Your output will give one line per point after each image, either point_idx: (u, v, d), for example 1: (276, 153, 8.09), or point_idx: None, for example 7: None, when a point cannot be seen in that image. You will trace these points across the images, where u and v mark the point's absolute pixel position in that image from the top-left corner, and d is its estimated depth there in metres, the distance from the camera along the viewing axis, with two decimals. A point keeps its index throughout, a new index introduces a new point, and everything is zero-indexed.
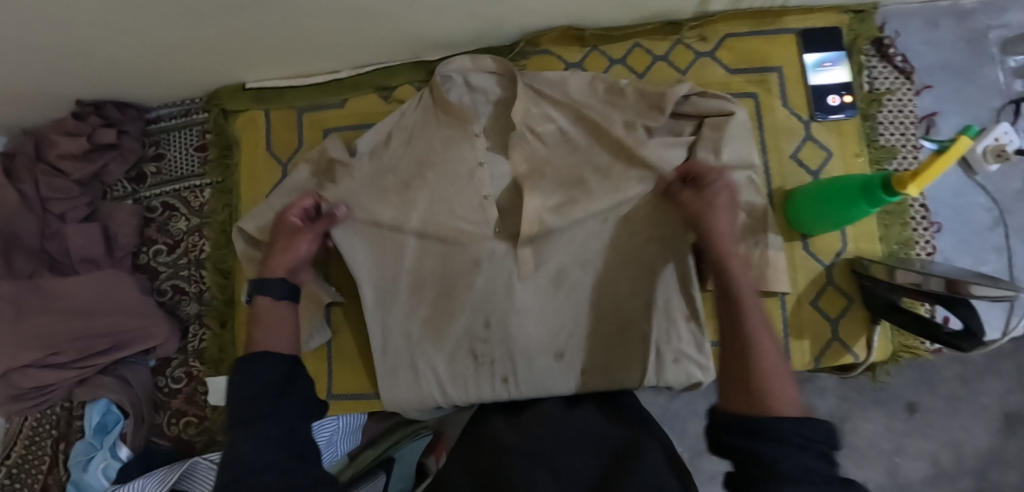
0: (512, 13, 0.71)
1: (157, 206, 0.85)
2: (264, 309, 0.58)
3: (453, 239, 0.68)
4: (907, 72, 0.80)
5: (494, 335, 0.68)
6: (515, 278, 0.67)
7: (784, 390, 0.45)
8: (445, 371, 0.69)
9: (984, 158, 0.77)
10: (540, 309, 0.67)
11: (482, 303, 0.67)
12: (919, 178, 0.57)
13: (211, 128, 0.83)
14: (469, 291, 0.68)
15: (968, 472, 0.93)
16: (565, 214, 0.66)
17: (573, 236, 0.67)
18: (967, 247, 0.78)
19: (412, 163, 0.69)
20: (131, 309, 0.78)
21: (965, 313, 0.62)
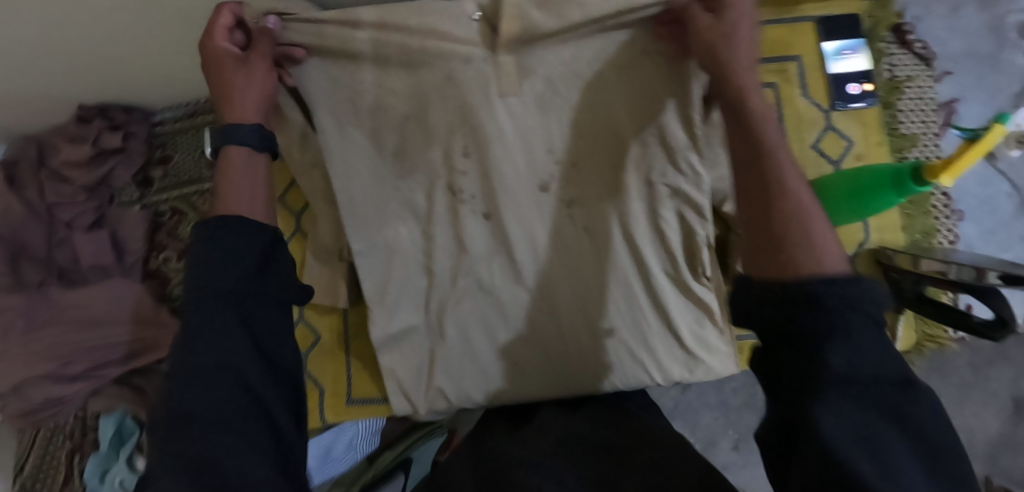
0: None
1: (165, 210, 0.83)
2: (237, 162, 0.48)
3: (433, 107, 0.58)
4: (928, 59, 0.79)
5: (474, 165, 0.59)
6: (495, 94, 0.57)
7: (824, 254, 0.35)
8: (425, 233, 0.62)
9: (1006, 145, 0.76)
10: (523, 136, 0.58)
11: (451, 126, 0.58)
12: (952, 168, 0.56)
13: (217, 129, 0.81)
14: (446, 119, 0.58)
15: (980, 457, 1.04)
16: (561, 23, 0.54)
17: (556, 56, 0.56)
18: (991, 237, 0.77)
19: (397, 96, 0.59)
20: (144, 318, 0.77)
21: (996, 302, 0.61)
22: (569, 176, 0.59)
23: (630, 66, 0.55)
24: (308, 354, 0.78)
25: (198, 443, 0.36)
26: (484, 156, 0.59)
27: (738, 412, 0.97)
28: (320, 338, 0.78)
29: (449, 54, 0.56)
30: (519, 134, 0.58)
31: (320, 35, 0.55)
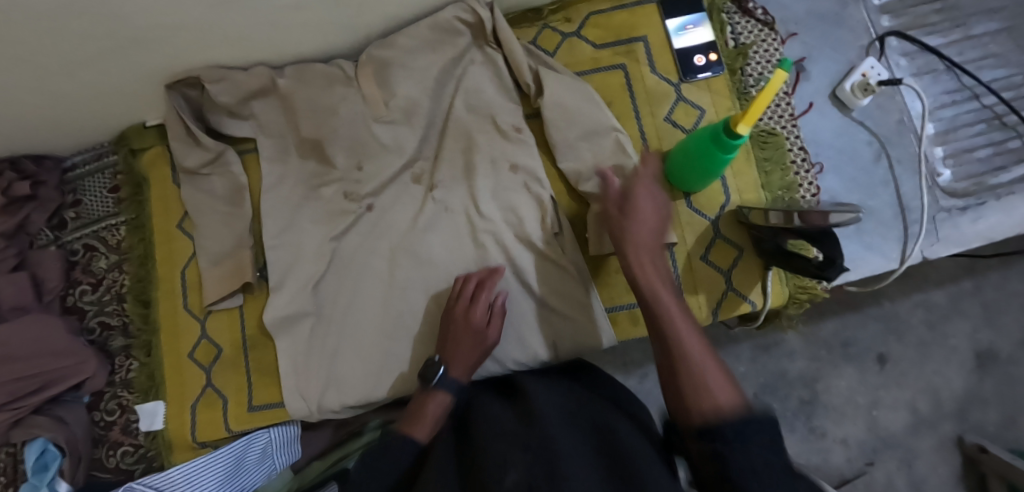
0: (375, 18, 0.77)
1: (78, 249, 0.88)
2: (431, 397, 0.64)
3: (318, 117, 0.80)
4: (770, 23, 0.82)
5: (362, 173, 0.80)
6: (372, 118, 0.79)
7: (717, 386, 0.50)
8: (328, 227, 0.80)
9: (854, 95, 0.79)
10: (395, 139, 0.80)
11: (337, 134, 0.80)
12: (749, 114, 0.58)
13: (122, 169, 0.87)
14: (331, 129, 0.80)
15: (947, 414, 1.20)
16: (402, 53, 0.77)
17: (409, 70, 0.78)
18: (855, 185, 0.79)
19: (299, 115, 0.80)
20: (59, 350, 0.81)
21: (827, 243, 0.63)
22: (438, 170, 0.80)
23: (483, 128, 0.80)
24: (213, 368, 0.82)
25: None
26: (362, 157, 0.80)
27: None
28: (223, 351, 0.82)
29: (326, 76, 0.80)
30: (393, 132, 0.80)
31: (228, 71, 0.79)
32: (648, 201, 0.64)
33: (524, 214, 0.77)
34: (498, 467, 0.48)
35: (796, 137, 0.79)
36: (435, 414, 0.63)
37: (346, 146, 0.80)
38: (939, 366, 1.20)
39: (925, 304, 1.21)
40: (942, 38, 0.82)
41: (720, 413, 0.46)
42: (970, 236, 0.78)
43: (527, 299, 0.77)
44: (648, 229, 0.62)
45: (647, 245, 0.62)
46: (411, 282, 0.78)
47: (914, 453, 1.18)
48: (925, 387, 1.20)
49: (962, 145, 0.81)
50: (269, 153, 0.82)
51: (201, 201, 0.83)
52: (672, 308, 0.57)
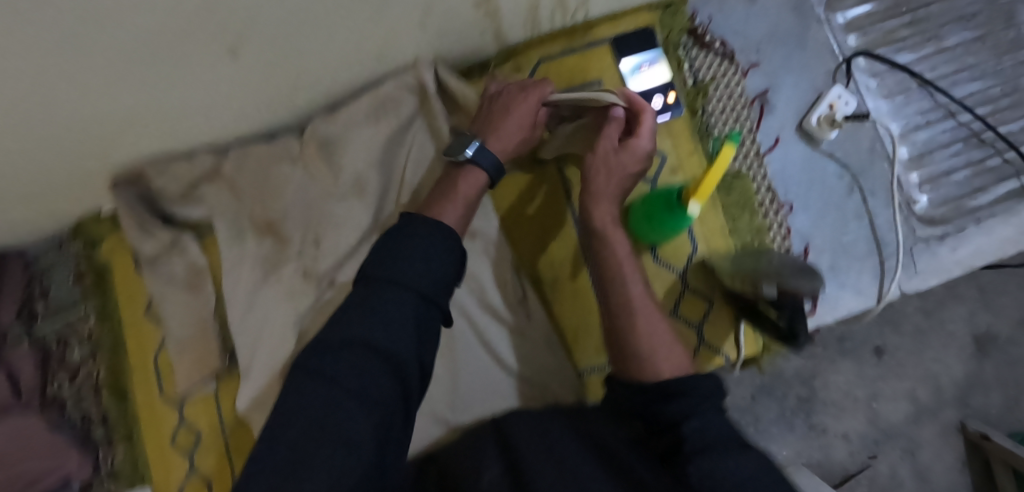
0: (315, 91, 0.74)
1: (52, 340, 0.87)
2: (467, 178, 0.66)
3: (271, 196, 0.79)
4: (729, 56, 0.78)
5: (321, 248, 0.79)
6: (327, 192, 0.79)
7: (665, 352, 0.63)
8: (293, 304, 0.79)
9: (820, 129, 0.75)
10: (352, 209, 0.79)
11: (291, 210, 0.79)
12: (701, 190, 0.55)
13: (82, 259, 0.86)
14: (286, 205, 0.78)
15: (949, 401, 1.18)
16: (344, 130, 0.77)
17: (355, 145, 0.78)
18: (824, 220, 0.76)
19: (252, 196, 0.79)
20: (40, 451, 0.82)
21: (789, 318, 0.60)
22: None
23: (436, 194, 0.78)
24: (194, 452, 0.82)
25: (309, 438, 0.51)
26: (320, 230, 0.79)
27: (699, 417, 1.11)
28: (202, 435, 0.82)
29: (273, 154, 0.78)
30: (349, 204, 0.79)
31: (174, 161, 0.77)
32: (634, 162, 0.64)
33: (485, 282, 0.76)
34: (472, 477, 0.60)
35: (763, 177, 0.76)
36: (467, 194, 0.65)
37: (302, 221, 0.79)
38: (938, 353, 1.18)
39: (919, 294, 1.19)
40: (913, 53, 0.78)
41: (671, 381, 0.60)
42: (949, 264, 0.75)
43: (497, 367, 0.76)
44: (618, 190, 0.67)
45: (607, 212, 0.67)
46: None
47: (916, 441, 1.17)
48: (925, 375, 1.18)
49: (939, 168, 0.77)
50: (225, 236, 0.81)
51: (163, 288, 0.82)
52: (630, 281, 0.66)
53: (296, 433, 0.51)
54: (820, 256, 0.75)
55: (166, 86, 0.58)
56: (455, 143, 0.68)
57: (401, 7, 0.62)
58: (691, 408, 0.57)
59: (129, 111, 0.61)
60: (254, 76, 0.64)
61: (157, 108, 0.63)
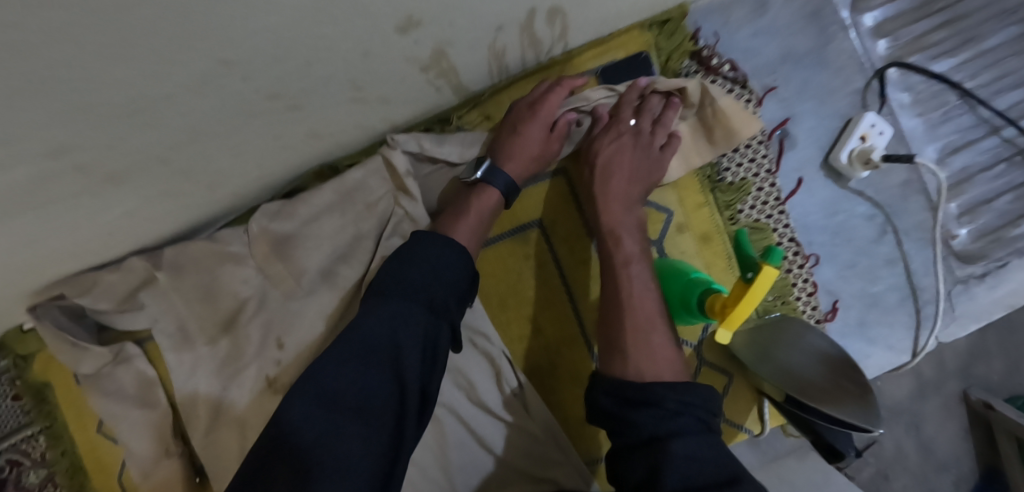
0: (244, 178, 0.60)
1: (2, 465, 0.78)
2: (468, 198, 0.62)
3: (216, 296, 0.68)
4: (741, 81, 0.64)
5: (282, 350, 0.69)
6: (282, 290, 0.66)
7: (659, 350, 0.55)
8: (261, 415, 0.70)
9: (851, 167, 0.63)
10: (312, 304, 0.67)
11: (240, 311, 0.68)
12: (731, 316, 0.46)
13: (15, 377, 0.76)
14: (235, 305, 0.68)
15: (955, 374, 1.16)
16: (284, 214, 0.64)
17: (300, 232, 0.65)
18: (854, 270, 0.66)
19: (193, 298, 0.68)
20: None
21: (836, 435, 0.54)
22: None
23: None
24: None
25: (289, 405, 0.48)
26: (276, 330, 0.68)
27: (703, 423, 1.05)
28: None
29: (209, 251, 0.65)
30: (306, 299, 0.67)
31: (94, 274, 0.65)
32: (634, 158, 0.60)
33: (473, 377, 0.67)
34: None
35: (786, 225, 0.65)
36: (476, 211, 0.61)
37: (257, 322, 0.68)
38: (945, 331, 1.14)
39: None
40: (951, 59, 0.65)
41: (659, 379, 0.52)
42: (989, 307, 0.67)
43: (498, 467, 0.67)
44: (627, 181, 0.60)
45: (619, 209, 0.60)
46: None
47: (920, 416, 1.14)
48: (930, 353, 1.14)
49: (979, 195, 0.67)
50: (168, 344, 0.69)
51: (107, 406, 0.72)
52: (634, 278, 0.58)
53: (312, 436, 0.47)
54: (848, 313, 0.67)
55: (23, 208, 0.46)
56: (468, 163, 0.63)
57: (325, 86, 0.49)
58: (673, 416, 0.50)
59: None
60: (150, 177, 0.51)
61: (35, 231, 0.51)
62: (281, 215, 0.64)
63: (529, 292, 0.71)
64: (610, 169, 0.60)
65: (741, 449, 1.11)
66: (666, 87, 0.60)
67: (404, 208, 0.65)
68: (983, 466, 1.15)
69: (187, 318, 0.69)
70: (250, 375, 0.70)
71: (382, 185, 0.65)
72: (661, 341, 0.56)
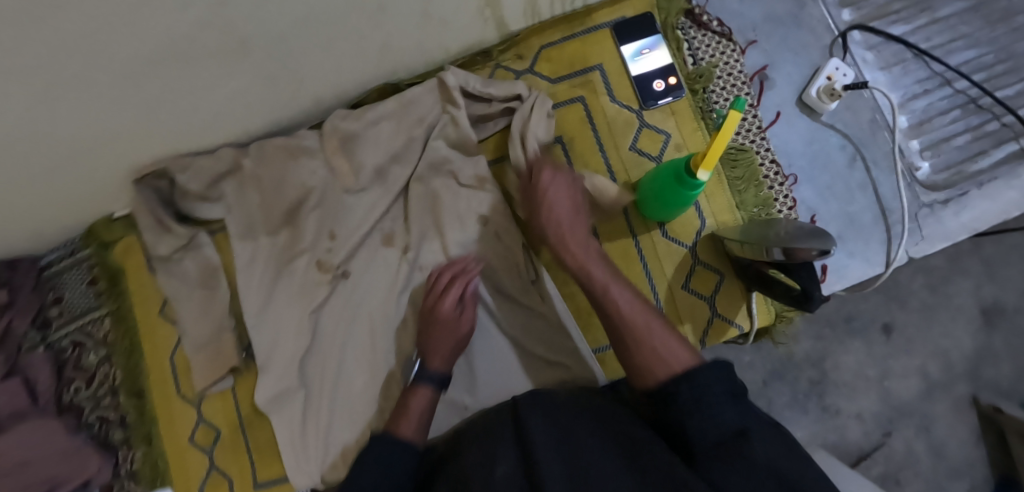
0: (325, 81, 0.74)
1: (67, 345, 0.89)
2: (410, 403, 0.64)
3: (280, 188, 0.79)
4: (727, 34, 0.79)
5: (335, 239, 0.79)
6: (340, 183, 0.78)
7: (668, 351, 0.54)
8: (308, 301, 0.79)
9: (821, 100, 0.76)
10: (364, 199, 0.79)
11: (302, 203, 0.79)
12: (708, 156, 0.57)
13: (95, 262, 0.87)
14: (298, 198, 0.79)
15: (962, 376, 1.17)
16: (350, 118, 0.76)
17: (361, 133, 0.76)
18: (830, 192, 0.77)
19: (265, 187, 0.79)
20: (61, 456, 0.83)
21: (802, 274, 0.59)
22: (403, 231, 0.79)
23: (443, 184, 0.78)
24: (214, 450, 0.82)
25: None
26: (331, 220, 0.79)
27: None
28: (221, 432, 0.82)
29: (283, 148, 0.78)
30: (360, 196, 0.79)
31: (188, 161, 0.77)
32: (564, 192, 0.67)
33: (499, 264, 0.76)
34: (484, 463, 0.49)
35: (767, 149, 0.77)
36: (419, 410, 0.64)
37: (315, 214, 0.79)
38: (946, 328, 1.17)
39: (925, 269, 1.19)
40: (907, 25, 0.79)
41: (674, 375, 0.51)
42: (955, 229, 0.76)
43: (513, 349, 0.76)
44: (563, 216, 0.66)
45: (567, 237, 0.64)
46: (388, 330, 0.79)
47: (930, 417, 1.15)
48: (935, 350, 1.17)
49: (938, 134, 0.79)
50: (238, 230, 0.81)
51: (173, 283, 0.83)
52: (619, 298, 0.59)
53: None
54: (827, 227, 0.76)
55: (164, 77, 0.59)
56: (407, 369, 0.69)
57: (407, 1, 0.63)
58: (693, 407, 0.48)
59: (134, 100, 0.61)
60: (260, 65, 0.65)
61: (163, 102, 0.64)
62: (350, 115, 0.76)
63: None
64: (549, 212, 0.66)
65: None
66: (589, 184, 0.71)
67: (450, 113, 0.77)
68: (994, 472, 1.13)
69: (259, 207, 0.80)
70: (302, 262, 0.80)
71: (432, 101, 0.77)
72: (666, 340, 0.55)
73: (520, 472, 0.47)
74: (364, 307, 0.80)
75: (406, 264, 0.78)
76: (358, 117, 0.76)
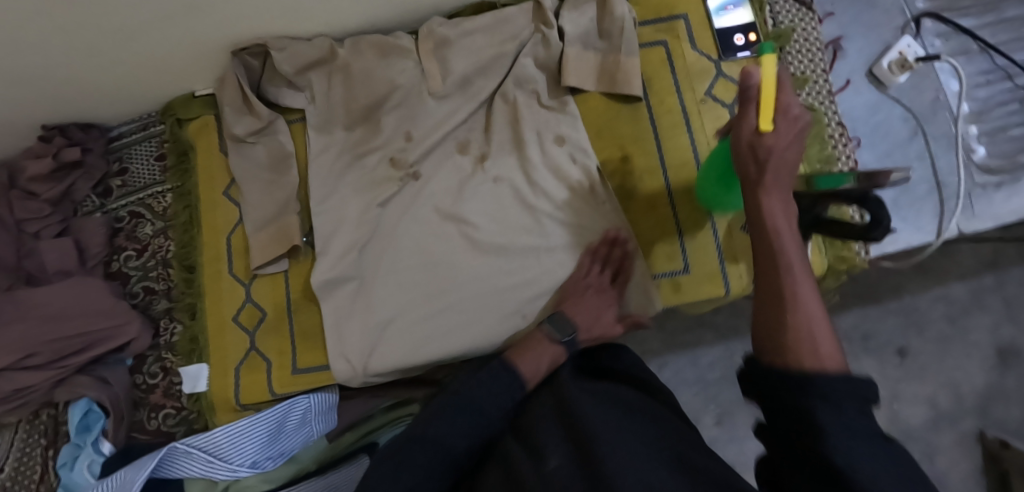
0: None
1: (124, 215, 0.90)
2: (539, 345, 0.68)
3: (364, 86, 0.80)
4: (807, 4, 0.83)
5: (412, 143, 0.81)
6: (426, 89, 0.80)
7: (821, 340, 0.40)
8: (374, 198, 0.81)
9: (891, 72, 0.79)
10: (450, 112, 0.81)
11: (385, 104, 0.81)
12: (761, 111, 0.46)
13: (168, 137, 0.89)
14: (380, 101, 0.81)
15: (970, 411, 1.15)
16: (447, 26, 0.79)
17: (455, 42, 0.79)
18: (889, 159, 0.80)
19: (352, 81, 0.80)
20: (100, 312, 0.82)
21: (872, 205, 0.64)
22: (483, 146, 0.82)
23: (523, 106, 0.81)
24: (257, 332, 0.83)
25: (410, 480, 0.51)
26: (411, 121, 0.81)
27: (715, 386, 1.08)
28: (266, 314, 0.83)
29: (376, 47, 0.80)
30: (446, 107, 0.82)
31: (282, 46, 0.79)
32: (786, 142, 0.45)
33: (569, 178, 0.78)
34: (538, 451, 0.53)
35: (834, 112, 0.80)
36: (548, 362, 0.67)
37: (396, 113, 0.81)
38: (960, 361, 1.16)
39: (946, 299, 1.18)
40: (976, 20, 0.83)
41: (819, 371, 0.38)
42: (1004, 212, 0.78)
43: (577, 249, 0.78)
44: (786, 171, 0.46)
45: (777, 201, 0.46)
46: (436, 239, 0.80)
47: (932, 447, 1.14)
48: (945, 381, 1.16)
49: (995, 124, 0.82)
50: (315, 121, 0.83)
51: (241, 163, 0.85)
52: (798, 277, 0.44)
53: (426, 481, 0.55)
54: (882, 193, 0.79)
55: None
56: (555, 320, 0.70)
57: None
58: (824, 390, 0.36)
59: None
60: None
61: None
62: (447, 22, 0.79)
63: (622, 129, 0.81)
64: (771, 165, 0.45)
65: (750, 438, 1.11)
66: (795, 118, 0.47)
67: (543, 32, 0.79)
68: None
69: (343, 102, 0.82)
70: (374, 161, 0.82)
71: (526, 21, 0.80)
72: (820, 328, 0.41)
73: (573, 462, 0.50)
74: (420, 216, 0.80)
75: (475, 178, 0.80)
76: (457, 25, 0.79)
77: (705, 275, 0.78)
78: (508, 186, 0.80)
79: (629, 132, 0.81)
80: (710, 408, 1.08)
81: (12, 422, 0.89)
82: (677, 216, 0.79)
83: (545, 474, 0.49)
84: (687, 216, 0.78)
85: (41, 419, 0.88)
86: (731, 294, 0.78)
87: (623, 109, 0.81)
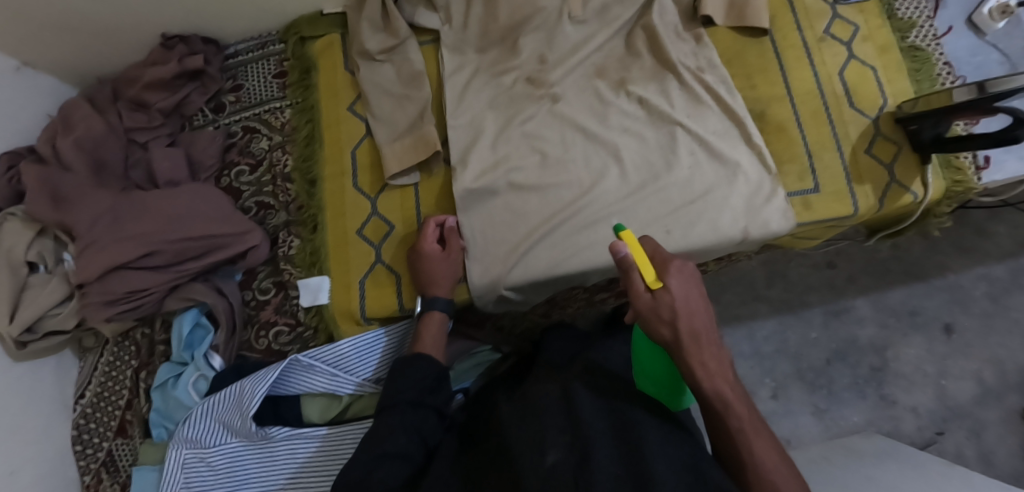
0: None
1: (238, 131, 0.89)
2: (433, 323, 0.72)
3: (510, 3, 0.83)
4: None
5: (546, 66, 0.83)
6: (565, 13, 0.84)
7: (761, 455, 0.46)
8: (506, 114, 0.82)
9: (991, 17, 0.87)
10: (587, 38, 0.85)
11: (527, 25, 0.83)
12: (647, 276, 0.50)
13: (290, 55, 0.89)
14: (520, 23, 0.83)
15: (1014, 387, 1.01)
16: None
17: None
18: None
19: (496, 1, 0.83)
20: (222, 218, 0.79)
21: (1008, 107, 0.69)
22: (615, 71, 0.84)
23: (651, 32, 0.84)
24: (382, 245, 0.80)
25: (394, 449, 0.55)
26: (549, 44, 0.84)
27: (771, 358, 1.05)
28: (393, 228, 0.80)
29: None
30: (580, 32, 0.85)
31: None
32: (687, 296, 0.49)
33: (703, 97, 0.82)
34: (536, 450, 0.47)
35: (940, 54, 0.87)
36: (434, 331, 0.71)
37: (535, 35, 0.84)
38: (1004, 337, 1.03)
39: (986, 279, 1.06)
40: None
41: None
42: None
43: (711, 164, 0.79)
44: (698, 318, 0.48)
45: (709, 354, 0.48)
46: (577, 157, 0.80)
47: (982, 422, 1.00)
48: (989, 358, 1.03)
49: None
50: (449, 42, 0.84)
51: (370, 78, 0.84)
52: (741, 409, 0.48)
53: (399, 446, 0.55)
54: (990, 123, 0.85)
55: None
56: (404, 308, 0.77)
57: None
58: None
59: None
60: None
61: None
62: None
63: (750, 58, 0.85)
64: (681, 319, 0.48)
65: (803, 415, 1.02)
66: (678, 276, 0.49)
67: None
68: None
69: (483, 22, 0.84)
70: (509, 80, 0.83)
71: None
72: (761, 445, 0.47)
73: (573, 457, 0.46)
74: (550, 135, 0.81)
75: (613, 98, 0.83)
76: None
77: (833, 193, 0.81)
78: (642, 104, 0.82)
79: (755, 63, 0.85)
80: (764, 382, 1.04)
81: (97, 346, 0.84)
82: (806, 142, 0.82)
83: (544, 471, 0.45)
84: (813, 139, 0.82)
85: (131, 340, 0.82)
86: (858, 212, 0.81)
87: (748, 44, 0.86)
